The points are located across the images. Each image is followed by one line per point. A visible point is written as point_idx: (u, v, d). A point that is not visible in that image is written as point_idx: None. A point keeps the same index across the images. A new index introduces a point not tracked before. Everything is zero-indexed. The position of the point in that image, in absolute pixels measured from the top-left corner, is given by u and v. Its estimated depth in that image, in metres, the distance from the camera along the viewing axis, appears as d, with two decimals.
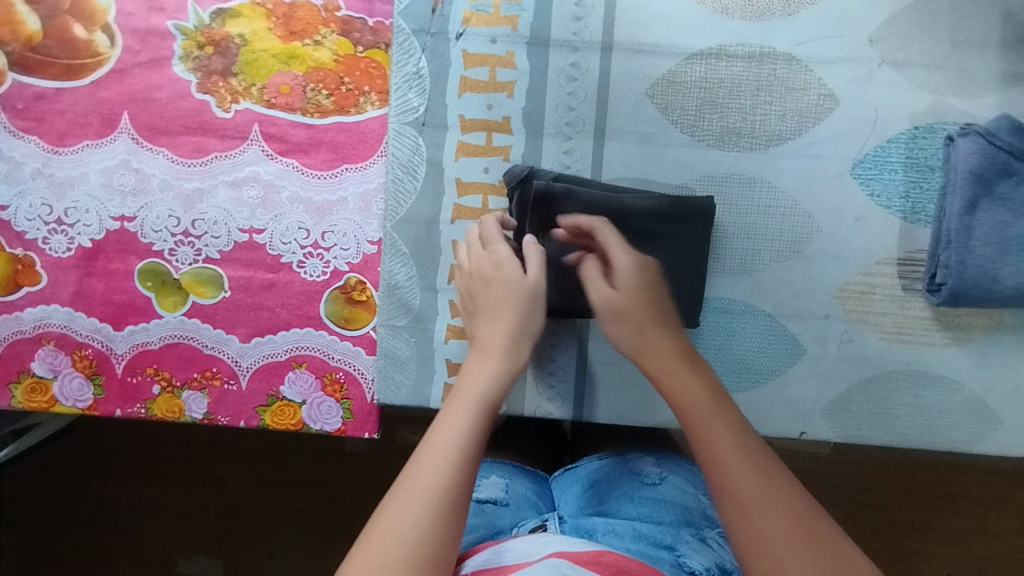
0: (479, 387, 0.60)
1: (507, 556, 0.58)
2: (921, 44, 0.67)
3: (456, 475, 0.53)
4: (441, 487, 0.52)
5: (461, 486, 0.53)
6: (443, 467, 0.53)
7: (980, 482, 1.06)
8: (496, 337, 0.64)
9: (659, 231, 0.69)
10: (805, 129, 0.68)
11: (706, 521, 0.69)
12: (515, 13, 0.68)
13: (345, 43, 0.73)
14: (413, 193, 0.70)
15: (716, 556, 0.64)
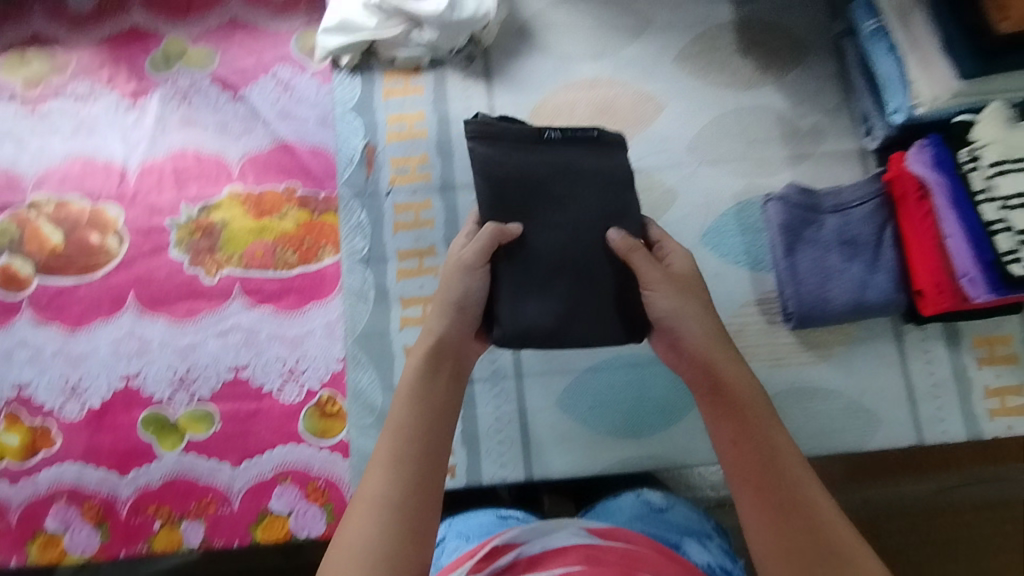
0: (404, 397, 0.61)
1: (536, 533, 0.63)
2: (725, 146, 0.92)
3: (404, 492, 0.55)
4: (381, 500, 0.54)
5: (387, 498, 0.55)
6: (386, 489, 0.55)
7: (964, 519, 0.98)
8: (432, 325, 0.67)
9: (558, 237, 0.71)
10: (658, 216, 0.90)
11: (706, 533, 0.78)
12: (427, 171, 0.91)
13: (304, 213, 0.95)
14: (367, 312, 0.87)
15: (715, 557, 0.74)
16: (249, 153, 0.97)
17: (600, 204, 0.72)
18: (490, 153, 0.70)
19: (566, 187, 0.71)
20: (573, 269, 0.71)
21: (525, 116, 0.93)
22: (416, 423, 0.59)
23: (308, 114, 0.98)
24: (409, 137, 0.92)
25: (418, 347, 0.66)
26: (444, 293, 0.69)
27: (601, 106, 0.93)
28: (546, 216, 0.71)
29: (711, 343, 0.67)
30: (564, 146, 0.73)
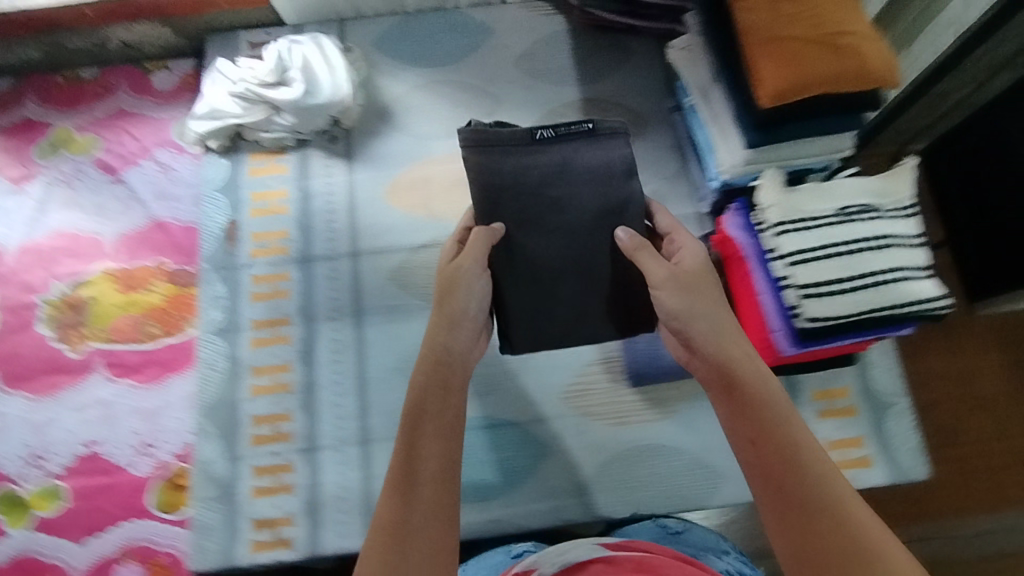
0: (411, 415, 0.64)
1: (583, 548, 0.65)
2: None
3: (394, 508, 0.57)
4: (384, 529, 0.56)
5: (387, 529, 0.56)
6: (438, 502, 0.57)
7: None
8: (437, 330, 0.69)
9: (552, 233, 0.76)
10: None
11: (722, 548, 0.82)
12: (286, 244, 0.95)
13: (171, 286, 0.98)
14: (218, 382, 0.89)
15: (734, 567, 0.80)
16: (124, 232, 1.01)
17: (599, 200, 0.76)
18: (483, 160, 0.73)
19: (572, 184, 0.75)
20: (574, 267, 0.77)
21: (382, 191, 0.98)
22: (425, 450, 0.61)
23: (184, 193, 1.03)
24: (270, 212, 0.96)
25: (422, 360, 0.68)
26: (445, 291, 0.71)
27: (455, 179, 0.98)
28: (545, 222, 0.76)
29: (730, 329, 0.66)
30: (559, 145, 0.75)
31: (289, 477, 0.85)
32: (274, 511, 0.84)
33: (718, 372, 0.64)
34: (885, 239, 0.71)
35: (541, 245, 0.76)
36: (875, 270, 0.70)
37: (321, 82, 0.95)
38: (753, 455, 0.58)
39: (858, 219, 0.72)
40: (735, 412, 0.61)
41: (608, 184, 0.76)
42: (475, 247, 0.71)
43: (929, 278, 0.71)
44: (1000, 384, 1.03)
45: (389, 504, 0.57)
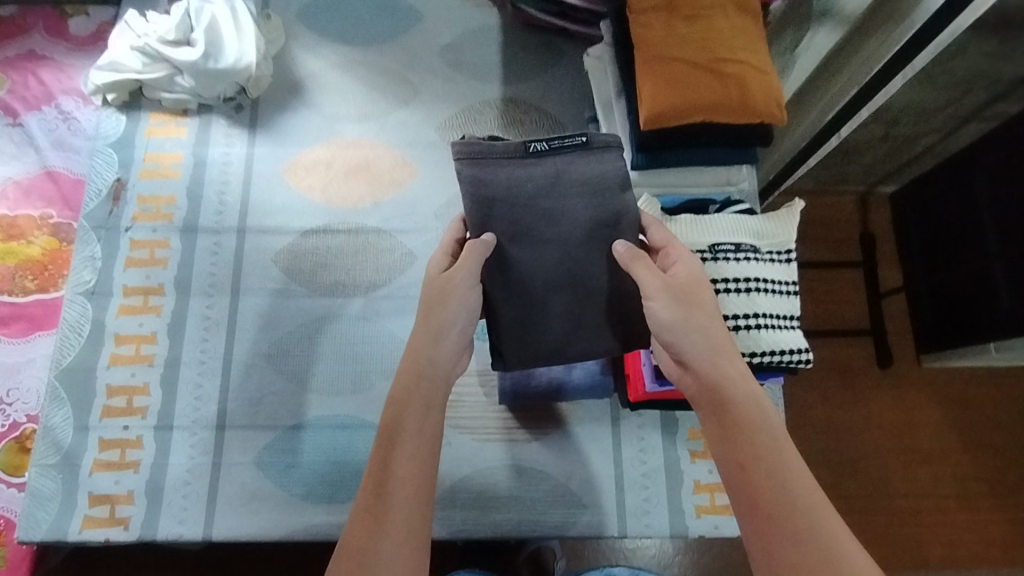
0: (387, 427, 0.62)
1: None
2: None
3: (357, 532, 0.57)
4: (350, 552, 0.56)
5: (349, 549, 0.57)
6: (399, 523, 0.57)
7: (884, 452, 1.12)
8: (422, 342, 0.64)
9: (539, 244, 0.67)
10: (393, 277, 0.91)
11: None
12: (172, 210, 0.92)
13: (53, 241, 0.95)
14: (77, 346, 0.85)
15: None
16: (14, 178, 0.97)
17: (591, 212, 0.67)
18: (476, 172, 0.66)
19: (573, 196, 0.67)
20: (570, 285, 0.68)
21: (281, 168, 0.95)
22: (375, 469, 0.60)
23: (82, 146, 0.99)
24: (161, 176, 0.93)
25: (409, 366, 0.64)
26: (434, 306, 0.64)
27: (357, 165, 0.95)
28: (537, 234, 0.67)
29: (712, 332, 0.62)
30: (552, 157, 0.67)
31: (135, 453, 0.82)
32: (113, 487, 0.80)
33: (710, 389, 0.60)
34: (753, 282, 0.67)
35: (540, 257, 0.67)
36: (738, 313, 0.66)
37: (224, 48, 0.91)
38: (732, 480, 0.57)
39: (729, 258, 0.68)
40: (720, 432, 0.59)
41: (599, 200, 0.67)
42: (461, 262, 0.64)
43: (793, 329, 0.68)
44: (872, 439, 1.12)
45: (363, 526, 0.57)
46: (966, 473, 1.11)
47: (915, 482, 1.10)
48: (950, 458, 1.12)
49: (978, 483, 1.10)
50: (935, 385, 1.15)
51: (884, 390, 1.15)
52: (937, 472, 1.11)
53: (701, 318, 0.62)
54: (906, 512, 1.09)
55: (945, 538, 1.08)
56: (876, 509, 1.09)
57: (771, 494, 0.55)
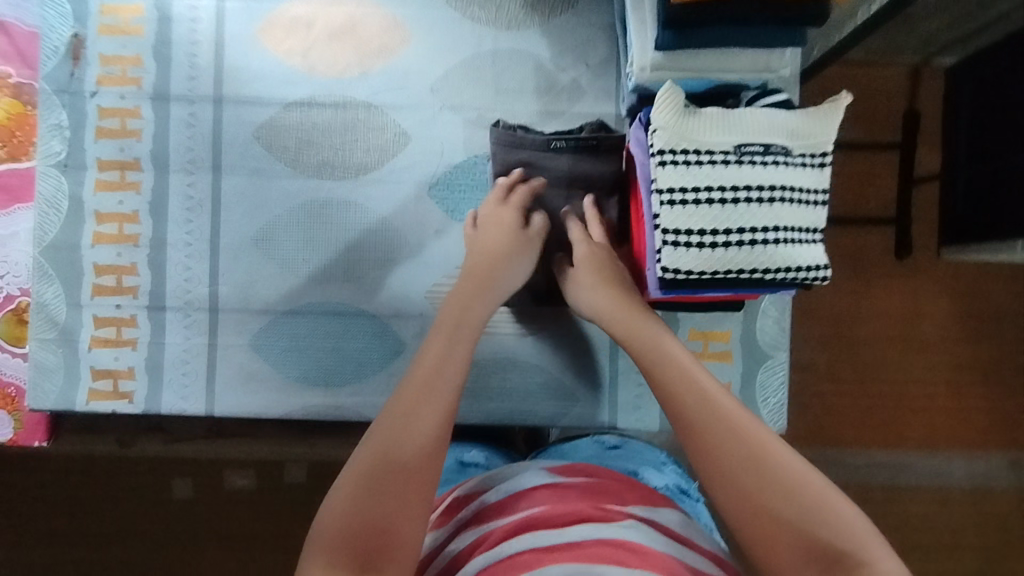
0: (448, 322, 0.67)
1: (509, 486, 0.64)
2: (473, 91, 0.84)
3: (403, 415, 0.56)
4: (390, 438, 0.54)
5: (399, 435, 0.54)
6: (423, 425, 0.55)
7: (882, 337, 1.09)
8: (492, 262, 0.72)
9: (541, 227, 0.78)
10: (386, 160, 0.84)
11: (662, 461, 0.80)
12: (139, 75, 0.83)
13: (16, 104, 0.87)
14: (58, 224, 0.82)
15: (674, 479, 0.77)
16: None
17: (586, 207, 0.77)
18: (505, 157, 0.77)
19: (581, 179, 0.77)
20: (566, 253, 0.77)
21: (257, 27, 0.84)
22: (423, 368, 0.61)
23: None
24: (123, 33, 0.83)
25: (480, 277, 0.71)
26: (512, 244, 0.73)
27: (342, 26, 0.84)
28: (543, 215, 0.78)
29: (623, 299, 0.69)
30: (567, 153, 0.76)
31: (131, 332, 0.82)
32: (113, 363, 0.82)
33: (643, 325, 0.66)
34: (779, 191, 0.61)
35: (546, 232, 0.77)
36: (756, 225, 0.61)
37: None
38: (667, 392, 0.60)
39: (755, 162, 0.61)
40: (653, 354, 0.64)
41: (603, 183, 0.77)
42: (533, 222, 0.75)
43: (813, 244, 0.63)
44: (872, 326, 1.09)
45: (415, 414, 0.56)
46: (961, 359, 1.10)
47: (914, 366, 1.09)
48: (949, 345, 1.10)
49: (972, 370, 1.10)
50: (950, 276, 1.09)
51: (898, 276, 1.09)
52: (933, 358, 1.09)
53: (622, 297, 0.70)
54: (903, 392, 1.09)
55: (928, 421, 1.09)
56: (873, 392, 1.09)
57: (712, 439, 0.54)
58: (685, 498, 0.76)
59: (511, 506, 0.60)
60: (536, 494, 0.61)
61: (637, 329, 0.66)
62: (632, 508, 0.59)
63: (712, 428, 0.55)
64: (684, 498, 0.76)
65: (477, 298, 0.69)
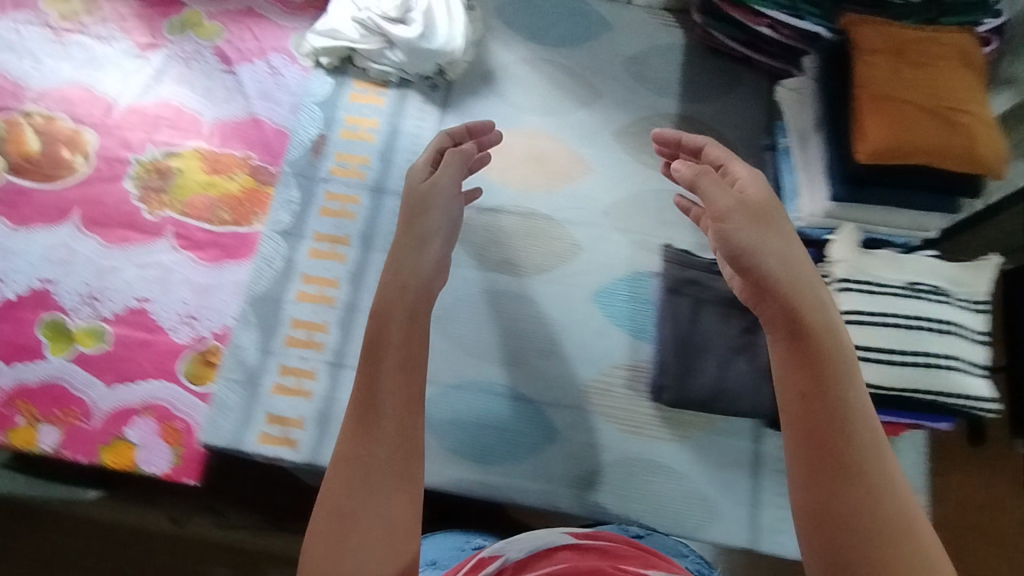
0: (382, 370, 0.61)
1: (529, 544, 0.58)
2: (639, 220, 0.98)
3: (367, 448, 0.57)
4: (354, 469, 0.56)
5: (358, 481, 0.55)
6: (354, 445, 0.57)
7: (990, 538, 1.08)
8: (432, 246, 0.72)
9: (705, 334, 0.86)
10: (561, 265, 0.96)
11: None
12: (365, 170, 1.00)
13: (251, 181, 1.03)
14: (269, 279, 0.94)
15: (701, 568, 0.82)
16: (223, 119, 1.07)
17: (745, 324, 0.87)
18: (677, 273, 0.89)
19: (742, 302, 0.88)
20: (726, 360, 0.85)
21: None
22: (394, 372, 0.61)
23: (285, 100, 1.08)
24: (358, 137, 1.01)
25: (409, 242, 0.72)
26: (418, 203, 0.75)
27: (535, 154, 1.01)
28: (708, 325, 0.87)
29: (802, 277, 0.65)
30: None
31: (310, 384, 0.90)
32: (288, 411, 0.88)
33: (816, 327, 0.60)
34: (948, 325, 0.70)
35: (713, 339, 0.86)
36: (930, 351, 0.69)
37: (440, 26, 0.99)
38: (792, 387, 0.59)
39: (926, 298, 0.71)
40: (807, 366, 0.59)
41: None
42: (439, 175, 0.78)
43: (979, 376, 0.70)
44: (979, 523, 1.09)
45: (376, 447, 0.57)
46: None
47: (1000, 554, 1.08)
48: None
49: None
50: None
51: (1009, 464, 1.12)
52: None
53: (795, 262, 0.65)
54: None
55: None
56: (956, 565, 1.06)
57: (830, 464, 0.53)
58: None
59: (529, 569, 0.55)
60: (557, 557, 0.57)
61: (814, 325, 0.61)
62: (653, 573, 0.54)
63: (846, 441, 0.54)
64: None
65: (405, 255, 0.70)
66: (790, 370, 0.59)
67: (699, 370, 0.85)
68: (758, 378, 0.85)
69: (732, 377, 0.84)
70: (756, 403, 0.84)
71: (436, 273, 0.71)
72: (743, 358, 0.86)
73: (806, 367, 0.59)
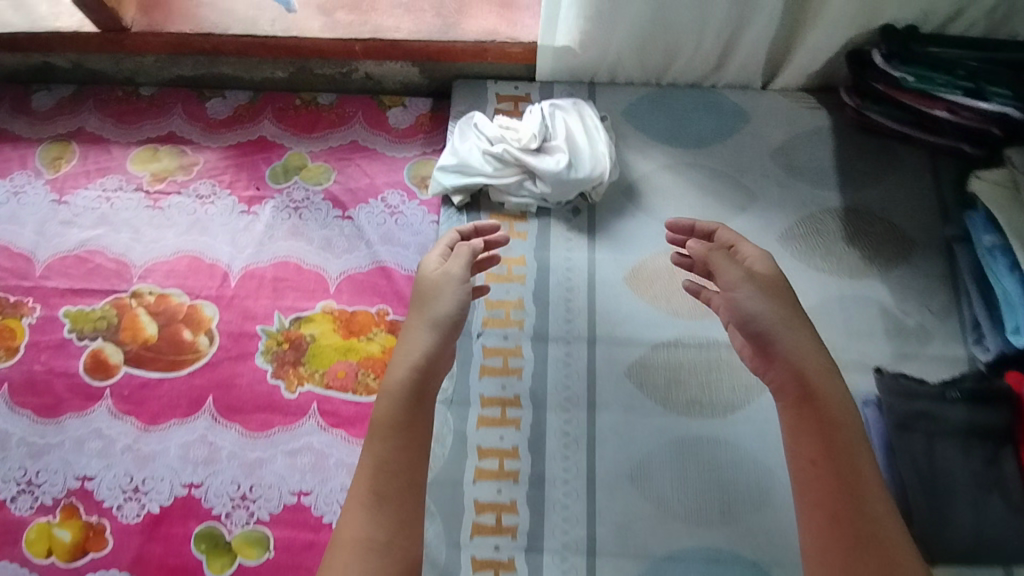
0: (373, 453, 0.68)
1: None
2: (829, 333, 0.88)
3: (385, 527, 0.65)
4: (362, 543, 0.64)
5: (366, 553, 0.63)
6: (377, 519, 0.65)
7: None
8: (417, 329, 0.74)
9: (946, 471, 0.76)
10: (755, 398, 0.86)
11: None
12: (521, 317, 0.90)
13: (392, 338, 0.94)
14: (441, 457, 0.84)
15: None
16: (348, 272, 0.97)
17: (987, 456, 0.77)
18: (902, 405, 0.79)
19: (980, 430, 0.77)
20: (977, 502, 0.75)
21: (622, 276, 0.92)
22: (402, 459, 0.68)
23: (410, 241, 0.99)
24: (506, 279, 0.92)
25: (405, 341, 0.74)
26: (429, 294, 0.77)
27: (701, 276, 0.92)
28: (946, 462, 0.77)
29: (797, 341, 0.71)
30: (964, 403, 0.78)
31: None
32: None
33: (836, 388, 0.69)
34: None
35: (955, 476, 0.76)
36: None
37: (584, 152, 0.91)
38: (805, 440, 0.69)
39: None
40: (822, 423, 0.68)
41: (999, 433, 0.78)
42: (450, 267, 0.79)
43: None
44: None
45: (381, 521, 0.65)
46: None
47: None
48: None
49: None
50: None
51: None
52: None
53: (785, 316, 0.72)
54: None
55: None
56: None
57: (848, 511, 0.64)
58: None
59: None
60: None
61: (821, 385, 0.69)
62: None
63: (847, 484, 0.65)
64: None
65: (406, 337, 0.74)
66: (802, 439, 0.69)
67: (949, 519, 0.74)
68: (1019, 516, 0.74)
69: (988, 522, 0.74)
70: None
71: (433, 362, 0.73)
72: (992, 496, 0.76)
73: (817, 421, 0.68)
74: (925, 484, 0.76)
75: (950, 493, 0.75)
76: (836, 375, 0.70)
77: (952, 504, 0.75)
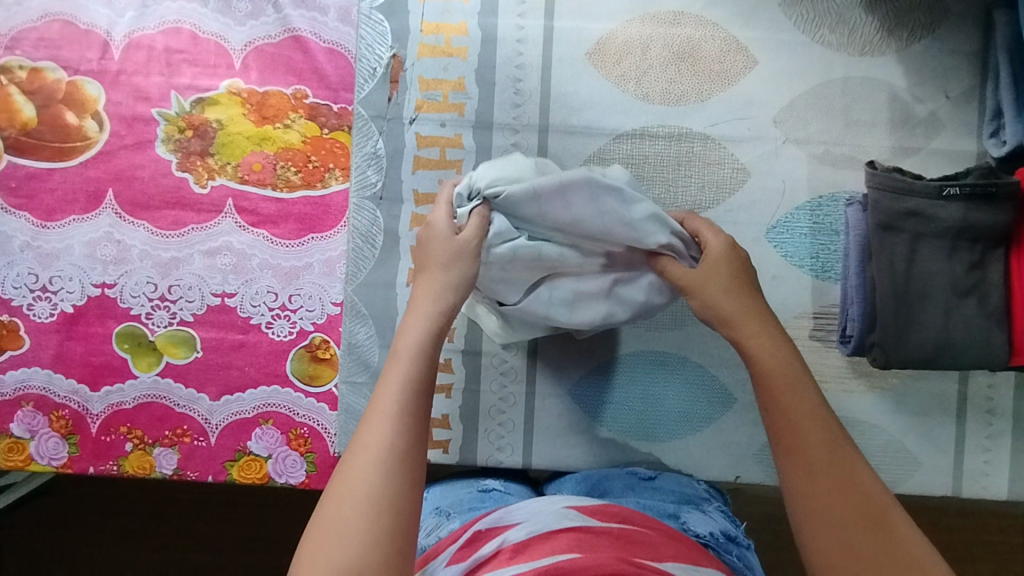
0: (385, 402, 0.55)
1: (520, 513, 0.62)
2: (821, 124, 0.75)
3: (402, 411, 0.55)
4: (387, 482, 0.51)
5: (386, 488, 0.51)
6: (389, 438, 0.53)
7: None
8: (433, 296, 0.62)
9: (918, 274, 0.68)
10: (723, 198, 0.76)
11: (698, 497, 0.75)
12: (462, 100, 0.78)
13: (312, 126, 0.80)
14: (371, 259, 0.81)
15: (720, 524, 0.71)
16: (255, 42, 0.80)
17: (970, 263, 0.68)
18: (886, 204, 0.68)
19: (970, 232, 0.67)
20: (946, 309, 0.68)
21: (584, 51, 0.77)
22: (417, 400, 0.56)
23: (329, 4, 0.80)
24: (445, 53, 0.78)
25: (423, 308, 0.61)
26: (447, 262, 0.62)
27: (680, 50, 0.76)
28: (920, 268, 0.68)
29: (760, 333, 0.61)
30: (964, 204, 0.67)
31: (446, 377, 0.78)
32: None
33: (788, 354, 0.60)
34: None
35: (932, 281, 0.68)
36: None
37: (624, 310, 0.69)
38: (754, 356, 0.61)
39: None
40: (782, 383, 0.58)
41: (992, 236, 0.67)
42: (468, 239, 0.62)
43: None
44: None
45: (412, 471, 0.53)
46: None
47: (1020, 567, 0.95)
48: None
49: None
50: None
51: None
52: None
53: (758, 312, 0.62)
54: (1011, 564, 0.95)
55: None
56: (965, 551, 0.96)
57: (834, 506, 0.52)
58: (732, 547, 0.69)
59: (527, 551, 0.54)
60: (560, 539, 0.55)
61: (777, 373, 0.59)
62: (669, 565, 0.52)
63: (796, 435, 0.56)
64: (730, 548, 0.69)
65: (404, 328, 0.60)
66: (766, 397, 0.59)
67: (899, 323, 0.68)
68: (989, 322, 0.68)
69: (953, 329, 0.68)
70: (988, 352, 0.68)
71: (440, 333, 0.61)
72: (962, 303, 0.68)
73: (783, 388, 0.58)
74: (895, 288, 0.68)
75: (917, 298, 0.68)
76: (804, 374, 0.59)
77: (914, 309, 0.68)
